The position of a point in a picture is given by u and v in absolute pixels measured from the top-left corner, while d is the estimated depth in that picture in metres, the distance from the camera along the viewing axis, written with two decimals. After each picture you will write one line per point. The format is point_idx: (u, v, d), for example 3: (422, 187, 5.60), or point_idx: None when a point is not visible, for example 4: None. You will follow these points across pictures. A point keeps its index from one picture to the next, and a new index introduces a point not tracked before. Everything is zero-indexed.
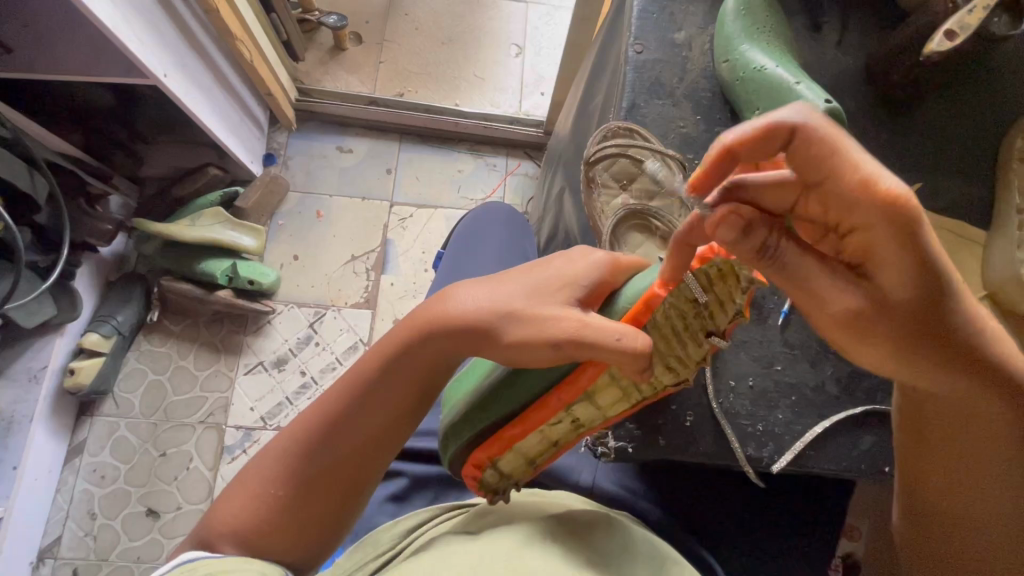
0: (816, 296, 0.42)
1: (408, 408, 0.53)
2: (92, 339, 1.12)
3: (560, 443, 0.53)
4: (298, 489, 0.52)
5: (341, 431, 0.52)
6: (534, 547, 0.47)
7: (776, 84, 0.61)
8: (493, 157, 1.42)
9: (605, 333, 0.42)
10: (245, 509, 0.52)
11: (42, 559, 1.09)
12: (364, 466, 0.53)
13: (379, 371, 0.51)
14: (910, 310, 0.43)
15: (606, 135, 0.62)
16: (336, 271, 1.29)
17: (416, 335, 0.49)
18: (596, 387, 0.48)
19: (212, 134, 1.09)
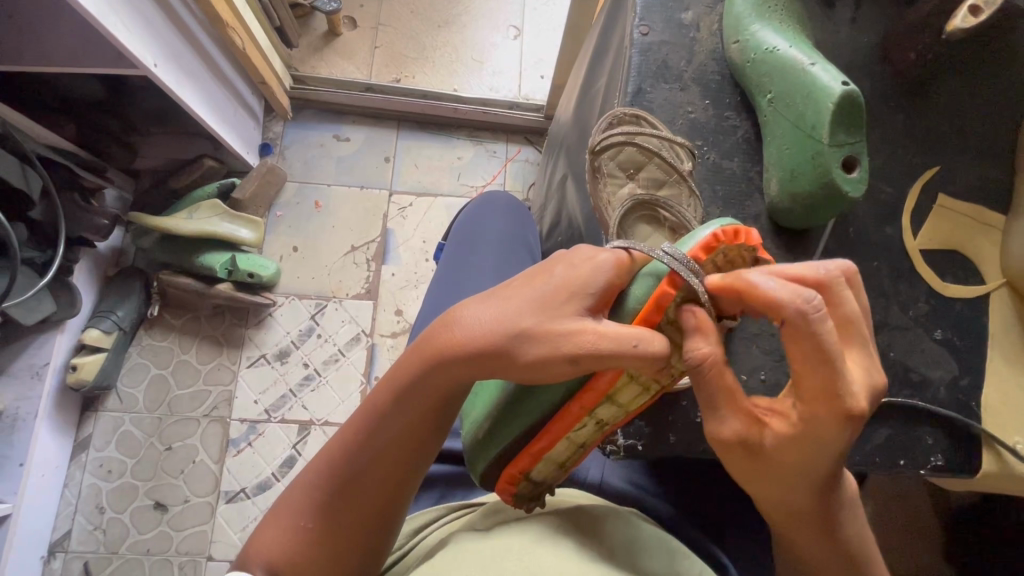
0: (719, 412, 0.43)
1: (426, 424, 0.51)
2: (93, 335, 1.11)
3: (587, 443, 0.52)
4: (327, 514, 0.51)
5: (363, 455, 0.51)
6: (545, 543, 0.47)
7: (789, 65, 0.59)
8: (493, 143, 1.40)
9: (622, 341, 0.41)
10: (277, 539, 0.51)
11: (52, 552, 1.09)
12: (392, 490, 0.52)
13: (396, 394, 0.50)
14: (785, 474, 0.46)
15: (612, 122, 0.60)
16: (337, 262, 1.28)
17: (426, 358, 0.48)
18: (616, 388, 0.46)
19: (206, 125, 1.07)
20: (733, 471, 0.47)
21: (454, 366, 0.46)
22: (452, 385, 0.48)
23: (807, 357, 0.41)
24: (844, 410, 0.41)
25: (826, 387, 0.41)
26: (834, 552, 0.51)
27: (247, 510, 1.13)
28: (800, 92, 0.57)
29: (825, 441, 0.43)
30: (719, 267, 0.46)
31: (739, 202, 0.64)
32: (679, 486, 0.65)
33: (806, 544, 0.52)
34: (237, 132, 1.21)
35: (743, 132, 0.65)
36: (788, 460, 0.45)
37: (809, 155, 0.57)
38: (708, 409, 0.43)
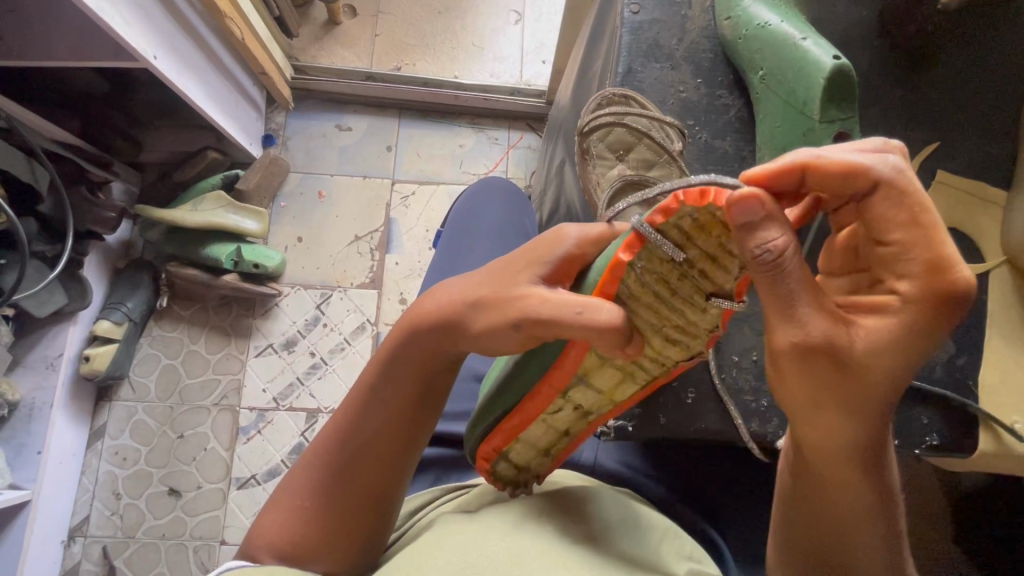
0: (801, 311, 0.36)
1: (416, 395, 0.53)
2: (104, 326, 1.14)
3: (572, 432, 0.54)
4: (327, 493, 0.53)
5: (358, 429, 0.53)
6: (529, 525, 0.47)
7: (781, 40, 0.57)
8: (494, 130, 1.39)
9: (566, 308, 0.41)
10: (280, 523, 0.52)
11: (73, 537, 1.13)
12: (389, 464, 0.53)
13: (383, 369, 0.52)
14: (865, 384, 0.38)
15: (601, 103, 0.60)
16: (341, 251, 1.29)
17: (404, 330, 0.51)
18: (588, 369, 0.47)
19: (206, 116, 1.08)
20: (800, 393, 0.40)
21: (434, 335, 0.49)
22: (434, 358, 0.51)
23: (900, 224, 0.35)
24: (954, 296, 0.35)
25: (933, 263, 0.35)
26: (874, 492, 0.46)
27: (258, 496, 1.15)
28: (791, 68, 0.56)
29: (926, 342, 0.37)
30: (694, 234, 0.39)
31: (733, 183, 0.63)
32: (675, 468, 0.65)
33: (857, 477, 0.45)
34: (239, 123, 1.21)
35: (736, 111, 0.64)
36: (875, 371, 0.38)
37: (800, 131, 0.56)
38: (783, 305, 0.36)
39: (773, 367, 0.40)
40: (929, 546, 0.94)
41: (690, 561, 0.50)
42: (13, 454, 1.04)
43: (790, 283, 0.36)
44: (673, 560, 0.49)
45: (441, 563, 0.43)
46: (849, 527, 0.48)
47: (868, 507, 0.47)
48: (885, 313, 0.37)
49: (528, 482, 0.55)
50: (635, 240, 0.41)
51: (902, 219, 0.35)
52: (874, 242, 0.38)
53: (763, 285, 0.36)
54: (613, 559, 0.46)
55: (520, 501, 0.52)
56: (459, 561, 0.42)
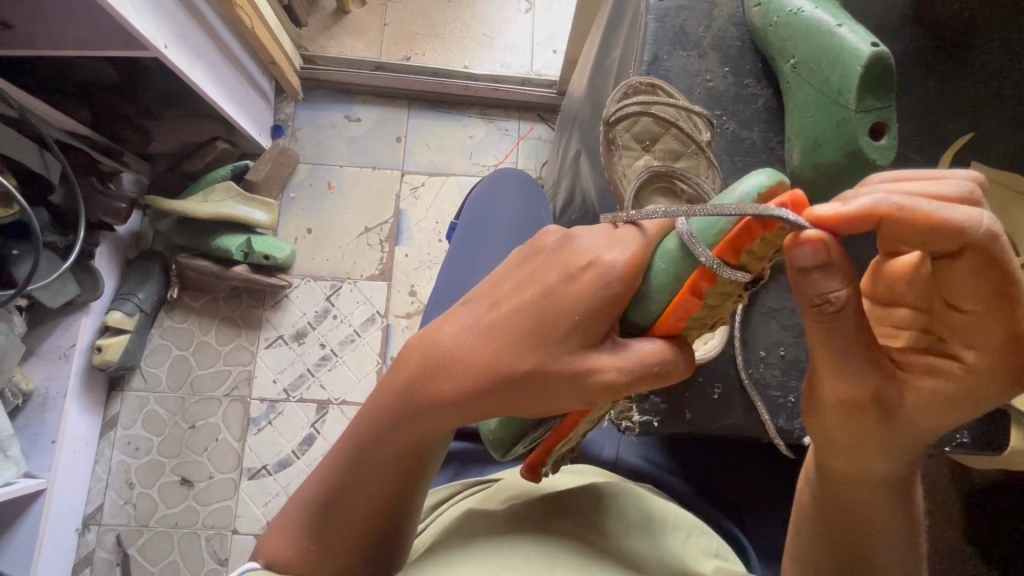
0: (853, 368, 0.39)
1: (423, 441, 0.49)
2: (116, 317, 1.14)
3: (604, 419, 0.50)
4: (329, 523, 0.52)
5: (363, 468, 0.51)
6: (553, 535, 0.47)
7: (815, 27, 0.56)
8: (505, 121, 1.38)
9: (643, 368, 0.41)
10: (285, 543, 0.53)
11: (87, 525, 1.14)
12: (393, 502, 0.52)
13: (380, 425, 0.49)
14: (901, 426, 0.42)
15: (627, 92, 0.58)
16: (351, 243, 1.29)
17: (418, 376, 0.47)
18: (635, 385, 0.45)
19: (218, 106, 1.07)
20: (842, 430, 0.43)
21: (434, 397, 0.46)
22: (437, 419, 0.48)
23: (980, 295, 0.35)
24: (1013, 367, 0.37)
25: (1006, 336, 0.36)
26: (901, 529, 0.46)
27: (269, 486, 1.16)
28: (825, 56, 0.55)
29: (974, 404, 0.39)
30: (755, 259, 0.39)
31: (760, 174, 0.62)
32: (695, 464, 0.65)
33: (880, 515, 0.46)
34: (249, 113, 1.21)
35: (765, 100, 0.63)
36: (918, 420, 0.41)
37: (834, 122, 0.54)
38: (842, 359, 0.39)
39: (817, 409, 0.43)
40: (943, 541, 0.93)
41: (715, 558, 0.50)
42: (27, 443, 1.05)
43: (843, 343, 0.38)
44: (698, 558, 0.49)
45: (468, 571, 0.42)
46: (869, 562, 0.47)
47: (890, 541, 0.46)
48: (945, 375, 0.39)
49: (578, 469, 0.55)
50: (705, 278, 0.39)
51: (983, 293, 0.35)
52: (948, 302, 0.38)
53: (824, 338, 0.38)
54: (636, 566, 0.46)
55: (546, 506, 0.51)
56: (486, 569, 0.42)
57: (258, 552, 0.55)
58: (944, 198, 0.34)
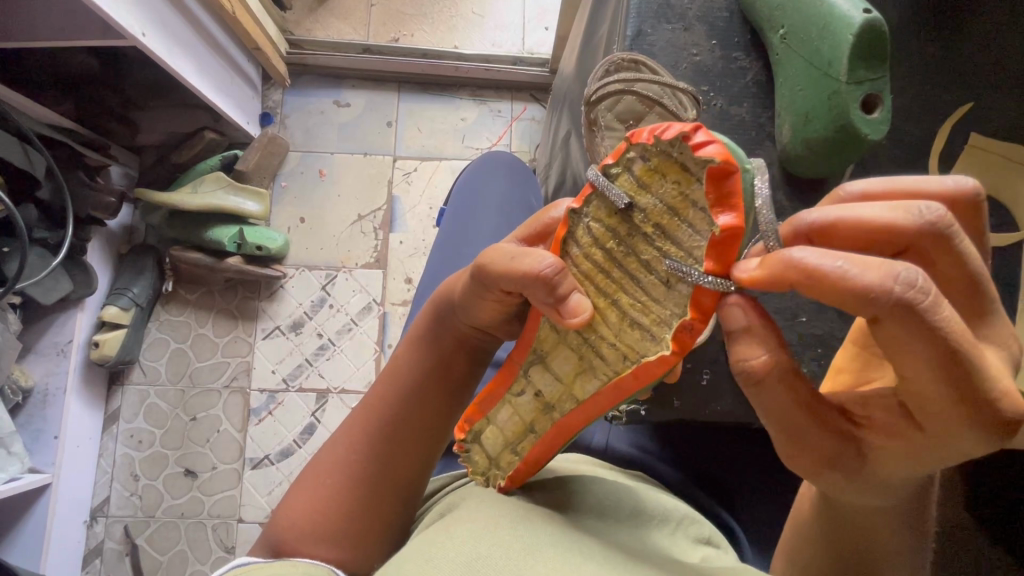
0: (801, 436, 0.38)
1: (447, 358, 0.56)
2: (111, 312, 1.14)
3: (535, 427, 0.50)
4: (361, 460, 0.54)
5: (394, 393, 0.56)
6: (536, 516, 0.46)
7: None
8: (497, 103, 1.35)
9: (504, 254, 0.46)
10: (310, 500, 0.53)
11: (94, 517, 1.16)
12: (425, 428, 0.55)
13: (412, 349, 0.57)
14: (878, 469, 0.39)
15: (609, 69, 0.56)
16: (344, 231, 1.27)
17: (439, 302, 0.57)
18: (545, 344, 0.48)
19: (201, 95, 1.05)
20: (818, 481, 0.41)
21: (453, 316, 0.55)
22: (460, 336, 0.56)
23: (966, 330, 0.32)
24: (987, 419, 0.33)
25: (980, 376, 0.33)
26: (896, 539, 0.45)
27: (272, 476, 1.17)
28: (815, 25, 0.53)
29: (941, 456, 0.36)
30: (641, 184, 0.40)
31: (749, 151, 0.61)
32: (686, 450, 0.64)
33: (884, 526, 0.45)
34: (234, 101, 1.18)
35: (754, 74, 0.61)
36: (888, 470, 0.39)
37: (826, 94, 0.52)
38: (788, 429, 0.38)
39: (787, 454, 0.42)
40: None
41: (705, 546, 0.50)
42: (30, 439, 1.05)
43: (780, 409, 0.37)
44: (688, 547, 0.48)
45: (450, 555, 0.40)
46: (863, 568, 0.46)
47: (894, 545, 0.45)
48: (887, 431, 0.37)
49: (494, 480, 0.53)
50: (588, 189, 0.43)
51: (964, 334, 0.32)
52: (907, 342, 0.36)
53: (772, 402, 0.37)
54: (626, 544, 0.45)
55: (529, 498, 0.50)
56: (468, 554, 0.40)
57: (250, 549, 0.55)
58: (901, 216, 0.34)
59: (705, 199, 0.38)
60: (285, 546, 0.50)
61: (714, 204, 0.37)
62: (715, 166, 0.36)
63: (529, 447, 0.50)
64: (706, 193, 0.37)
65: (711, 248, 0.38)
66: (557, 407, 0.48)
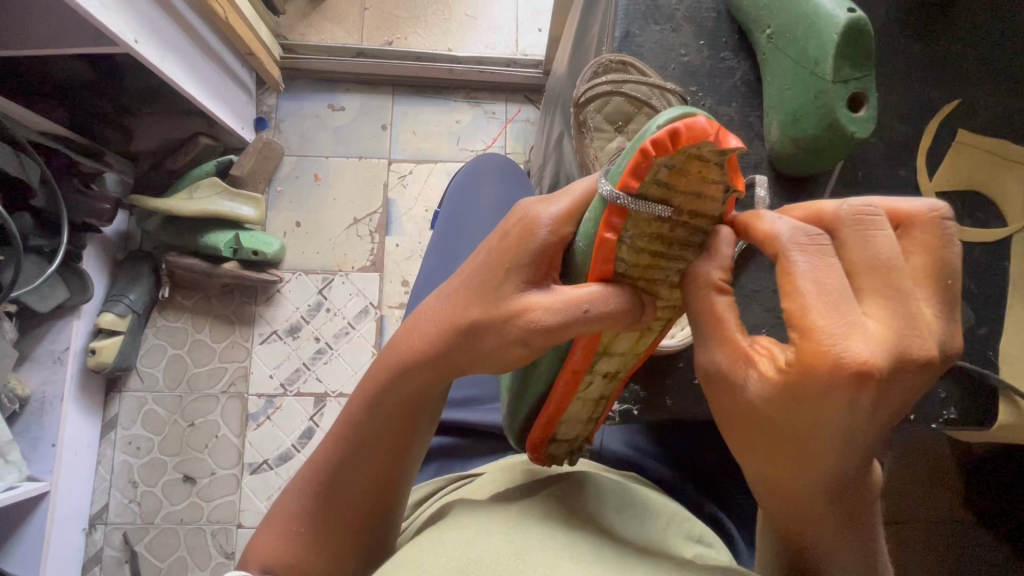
0: None
1: (408, 409, 0.51)
2: (108, 319, 1.14)
3: (608, 395, 0.54)
4: (328, 508, 0.53)
5: (355, 446, 0.52)
6: (528, 515, 0.46)
7: None
8: (491, 105, 1.35)
9: (569, 310, 0.40)
10: (280, 547, 0.53)
11: (93, 525, 1.16)
12: (390, 474, 0.53)
13: (369, 402, 0.51)
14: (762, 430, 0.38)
15: (597, 71, 0.57)
16: (340, 235, 1.27)
17: (395, 355, 0.50)
18: (608, 341, 0.46)
19: (195, 101, 1.05)
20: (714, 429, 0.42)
21: (454, 370, 0.47)
22: (422, 386, 0.50)
23: (827, 292, 0.34)
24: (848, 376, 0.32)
25: (836, 334, 0.33)
26: (831, 532, 0.43)
27: (271, 480, 1.17)
28: (801, 24, 0.53)
29: (817, 413, 0.34)
30: (672, 185, 0.37)
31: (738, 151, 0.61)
32: (681, 450, 0.65)
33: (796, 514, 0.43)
34: (228, 107, 1.18)
35: (742, 74, 0.61)
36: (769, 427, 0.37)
37: (813, 94, 0.53)
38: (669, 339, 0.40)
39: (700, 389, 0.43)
40: (947, 515, 0.89)
41: (698, 544, 0.50)
42: (28, 447, 1.05)
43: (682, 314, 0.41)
44: (681, 543, 0.48)
45: (443, 558, 0.41)
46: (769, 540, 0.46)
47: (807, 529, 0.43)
48: None
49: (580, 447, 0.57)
50: (614, 214, 0.38)
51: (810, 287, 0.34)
52: None
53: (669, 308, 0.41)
54: (619, 543, 0.45)
55: (522, 497, 0.50)
56: (460, 558, 0.41)
57: (244, 559, 0.54)
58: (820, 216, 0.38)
59: (728, 177, 0.37)
60: None
61: (730, 175, 0.38)
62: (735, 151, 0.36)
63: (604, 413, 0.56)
64: (729, 173, 0.37)
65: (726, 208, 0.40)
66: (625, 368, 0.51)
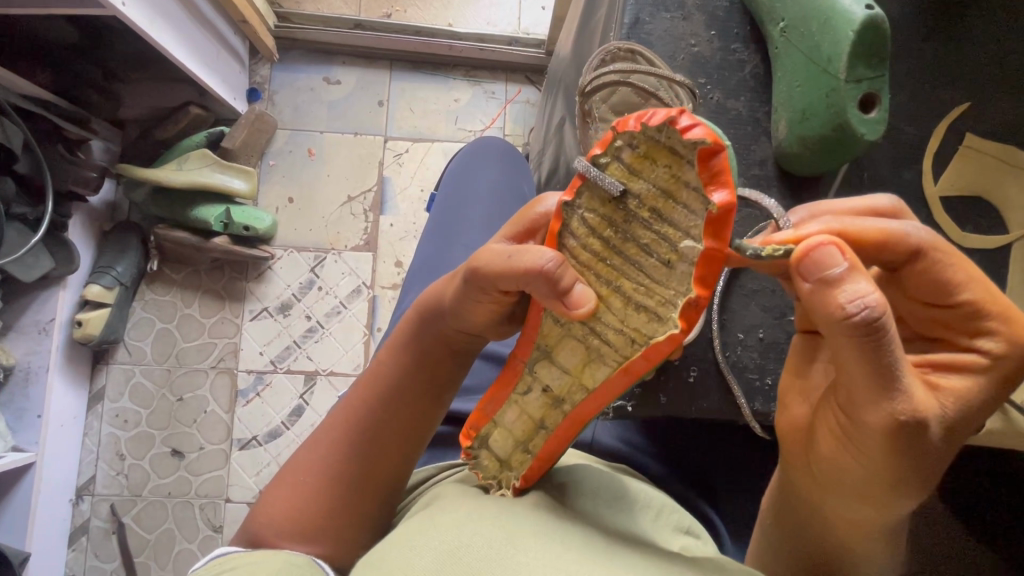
0: (897, 387, 0.40)
1: (430, 356, 0.55)
2: (94, 291, 1.12)
3: (547, 425, 0.52)
4: (344, 457, 0.53)
5: (377, 392, 0.55)
6: (519, 506, 0.47)
7: None
8: (490, 84, 1.32)
9: (500, 251, 0.47)
10: (290, 497, 0.52)
11: (80, 496, 1.16)
12: (408, 425, 0.55)
13: (396, 347, 0.57)
14: (934, 455, 0.43)
15: (606, 58, 0.56)
16: (334, 212, 1.25)
17: (421, 305, 0.56)
18: (552, 343, 0.51)
19: (186, 70, 1.02)
20: (878, 465, 0.44)
21: (437, 324, 0.54)
22: (444, 334, 0.55)
23: (973, 280, 0.43)
24: (1010, 371, 0.44)
25: (1002, 316, 0.43)
26: (882, 551, 0.50)
27: (259, 456, 1.17)
28: (815, 20, 0.52)
29: (984, 409, 0.44)
30: (634, 171, 0.43)
31: (743, 148, 0.60)
32: (671, 444, 0.65)
33: (868, 535, 0.49)
34: (220, 77, 1.15)
35: (752, 67, 0.60)
36: (941, 448, 0.43)
37: (825, 92, 0.52)
38: (884, 375, 0.40)
39: (858, 433, 0.43)
40: None
41: (686, 536, 0.51)
42: (13, 417, 1.05)
43: (890, 356, 0.39)
44: (668, 536, 0.49)
45: (436, 543, 0.41)
46: (841, 561, 0.51)
47: (866, 549, 0.50)
48: (961, 374, 0.44)
49: (507, 483, 0.53)
50: (576, 182, 0.45)
51: (962, 277, 0.43)
52: (941, 303, 0.45)
53: (857, 354, 0.40)
54: (609, 533, 0.46)
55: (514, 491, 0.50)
56: (452, 542, 0.41)
57: (237, 536, 0.54)
58: (876, 209, 0.46)
59: (698, 181, 0.40)
60: (261, 541, 0.50)
61: (707, 183, 0.39)
62: (705, 148, 0.38)
63: (541, 444, 0.53)
64: (700, 175, 0.39)
65: (710, 226, 0.40)
66: (569, 399, 0.51)
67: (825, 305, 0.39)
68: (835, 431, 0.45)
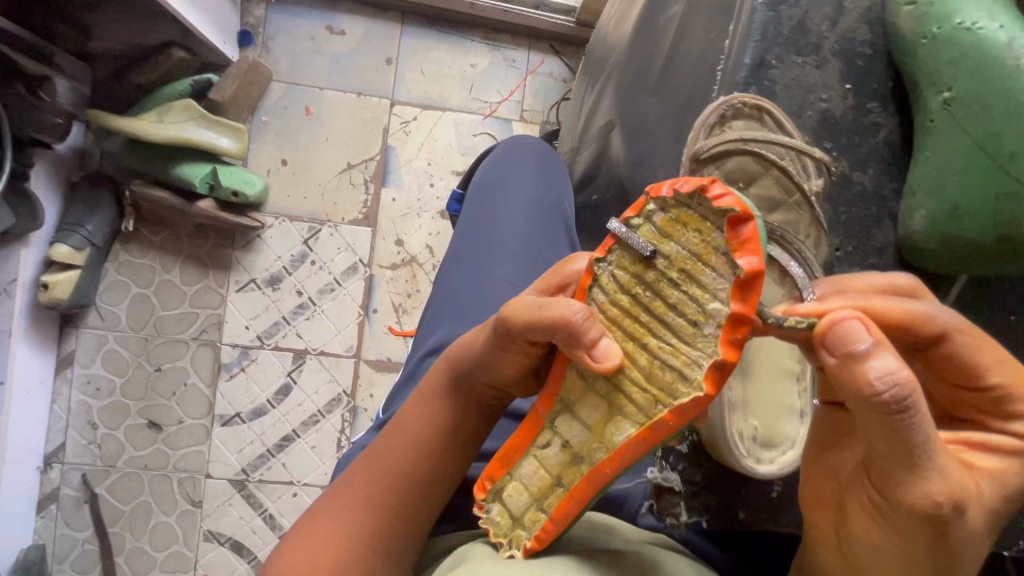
0: (932, 467, 0.35)
1: (459, 406, 0.51)
2: (61, 251, 1.01)
3: (563, 481, 0.45)
4: (362, 510, 0.48)
5: (400, 440, 0.51)
6: (556, 574, 0.43)
7: (988, 68, 0.54)
8: (511, 51, 1.20)
9: (530, 301, 0.42)
10: (303, 552, 0.46)
11: (49, 464, 1.10)
12: (431, 478, 0.50)
13: (422, 393, 0.52)
14: (969, 539, 0.38)
15: (730, 114, 0.58)
16: (331, 180, 1.15)
17: (450, 351, 0.52)
18: (573, 396, 0.45)
19: (169, 7, 0.88)
20: (906, 547, 0.38)
21: (468, 376, 0.50)
22: (474, 384, 0.50)
23: (1001, 362, 0.39)
24: None
25: None
26: None
27: (243, 434, 1.12)
28: (1000, 104, 0.53)
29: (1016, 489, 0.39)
30: (666, 232, 0.39)
31: (865, 224, 0.64)
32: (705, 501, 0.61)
33: None
34: (210, 17, 1.01)
35: (886, 132, 0.62)
36: (977, 533, 0.38)
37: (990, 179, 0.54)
38: (918, 455, 0.34)
39: (886, 513, 0.38)
40: None
41: None
42: None
43: (927, 435, 0.34)
44: None
45: None
46: None
47: None
48: (991, 455, 0.39)
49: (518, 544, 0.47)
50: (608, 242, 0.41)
51: (989, 360, 0.39)
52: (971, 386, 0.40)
53: (889, 433, 0.34)
54: None
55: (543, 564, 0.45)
56: None
57: None
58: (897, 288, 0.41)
59: (727, 246, 0.36)
60: None
61: (735, 248, 0.36)
62: (734, 215, 0.36)
63: (555, 504, 0.45)
64: (727, 239, 0.36)
65: (736, 288, 0.36)
66: (587, 457, 0.44)
67: (853, 381, 0.34)
68: (858, 509, 0.40)
